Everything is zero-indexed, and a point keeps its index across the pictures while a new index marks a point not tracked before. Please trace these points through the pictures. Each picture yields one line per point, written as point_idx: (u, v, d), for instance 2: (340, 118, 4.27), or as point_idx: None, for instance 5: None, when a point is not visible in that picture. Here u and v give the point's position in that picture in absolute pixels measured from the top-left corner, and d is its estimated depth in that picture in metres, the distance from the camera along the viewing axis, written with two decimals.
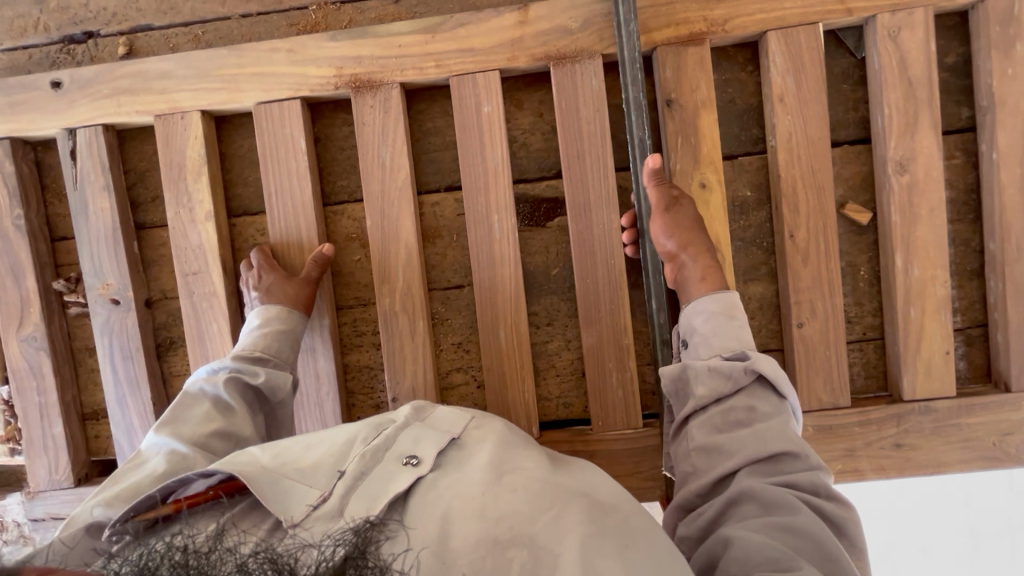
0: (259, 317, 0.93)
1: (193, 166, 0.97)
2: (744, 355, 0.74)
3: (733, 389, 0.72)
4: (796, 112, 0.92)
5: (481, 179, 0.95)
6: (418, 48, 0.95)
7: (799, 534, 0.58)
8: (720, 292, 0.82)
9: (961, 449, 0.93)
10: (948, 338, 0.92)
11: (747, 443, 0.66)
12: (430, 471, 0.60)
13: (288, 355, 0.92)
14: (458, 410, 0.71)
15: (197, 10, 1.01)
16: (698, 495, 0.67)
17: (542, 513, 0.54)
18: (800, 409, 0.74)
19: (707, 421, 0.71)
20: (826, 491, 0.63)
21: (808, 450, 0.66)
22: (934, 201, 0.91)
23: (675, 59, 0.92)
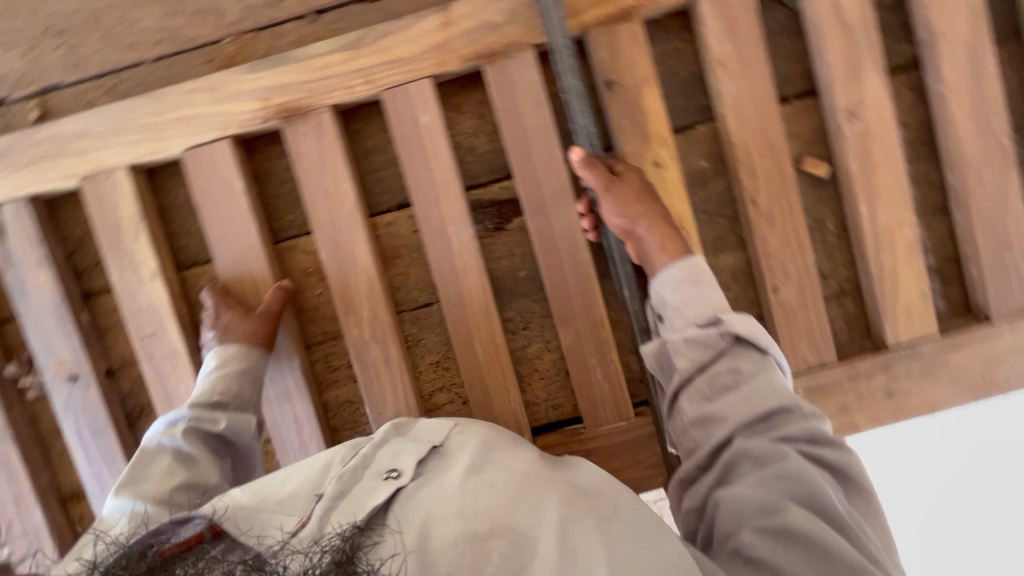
0: (216, 359, 0.89)
1: (129, 224, 0.92)
2: (717, 318, 0.68)
3: (714, 355, 0.67)
4: (739, 74, 0.89)
5: (431, 191, 0.92)
6: (342, 66, 0.91)
7: (797, 482, 0.54)
8: (684, 258, 0.75)
9: (951, 386, 0.93)
10: (922, 278, 0.91)
11: (737, 406, 0.62)
12: (411, 479, 0.58)
13: (250, 395, 0.89)
14: (440, 420, 0.69)
15: (106, 60, 0.96)
16: (698, 468, 0.62)
17: (521, 500, 0.53)
18: (786, 362, 0.69)
19: (694, 392, 0.66)
20: (824, 438, 0.59)
21: (799, 400, 0.61)
22: (889, 144, 0.90)
23: (608, 38, 0.89)
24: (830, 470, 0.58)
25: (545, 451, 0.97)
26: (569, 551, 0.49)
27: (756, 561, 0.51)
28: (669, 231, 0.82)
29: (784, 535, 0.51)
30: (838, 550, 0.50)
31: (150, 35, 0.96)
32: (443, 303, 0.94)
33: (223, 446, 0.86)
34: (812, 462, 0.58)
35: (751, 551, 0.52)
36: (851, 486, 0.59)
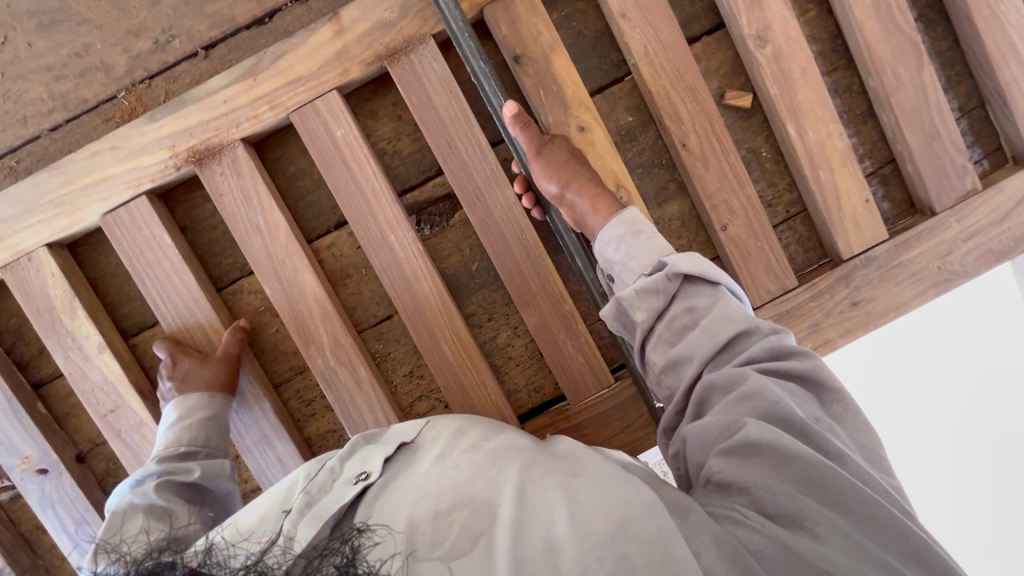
0: (178, 409, 0.87)
1: (61, 303, 0.89)
2: (663, 262, 0.66)
3: (667, 300, 0.64)
4: (643, 23, 0.89)
5: (363, 204, 0.90)
6: (245, 96, 0.88)
7: (756, 399, 0.53)
8: (618, 214, 0.76)
9: (912, 284, 0.94)
10: (862, 185, 0.92)
11: (699, 342, 0.59)
12: (379, 476, 0.59)
13: (219, 441, 0.87)
14: (413, 421, 0.69)
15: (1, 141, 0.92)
16: (677, 413, 0.61)
17: (483, 473, 0.54)
18: (740, 286, 0.66)
19: (658, 341, 0.64)
20: (785, 351, 0.57)
21: (756, 320, 0.59)
22: (803, 61, 0.90)
23: (505, 13, 0.87)
24: (798, 382, 0.56)
25: (535, 436, 0.96)
26: (527, 506, 0.50)
27: (727, 485, 0.51)
28: (603, 191, 0.82)
29: (744, 451, 0.51)
30: (795, 454, 0.49)
31: (41, 105, 0.92)
32: (401, 313, 0.93)
33: (198, 494, 0.81)
34: (776, 376, 0.56)
35: (721, 477, 0.52)
36: (824, 392, 0.56)
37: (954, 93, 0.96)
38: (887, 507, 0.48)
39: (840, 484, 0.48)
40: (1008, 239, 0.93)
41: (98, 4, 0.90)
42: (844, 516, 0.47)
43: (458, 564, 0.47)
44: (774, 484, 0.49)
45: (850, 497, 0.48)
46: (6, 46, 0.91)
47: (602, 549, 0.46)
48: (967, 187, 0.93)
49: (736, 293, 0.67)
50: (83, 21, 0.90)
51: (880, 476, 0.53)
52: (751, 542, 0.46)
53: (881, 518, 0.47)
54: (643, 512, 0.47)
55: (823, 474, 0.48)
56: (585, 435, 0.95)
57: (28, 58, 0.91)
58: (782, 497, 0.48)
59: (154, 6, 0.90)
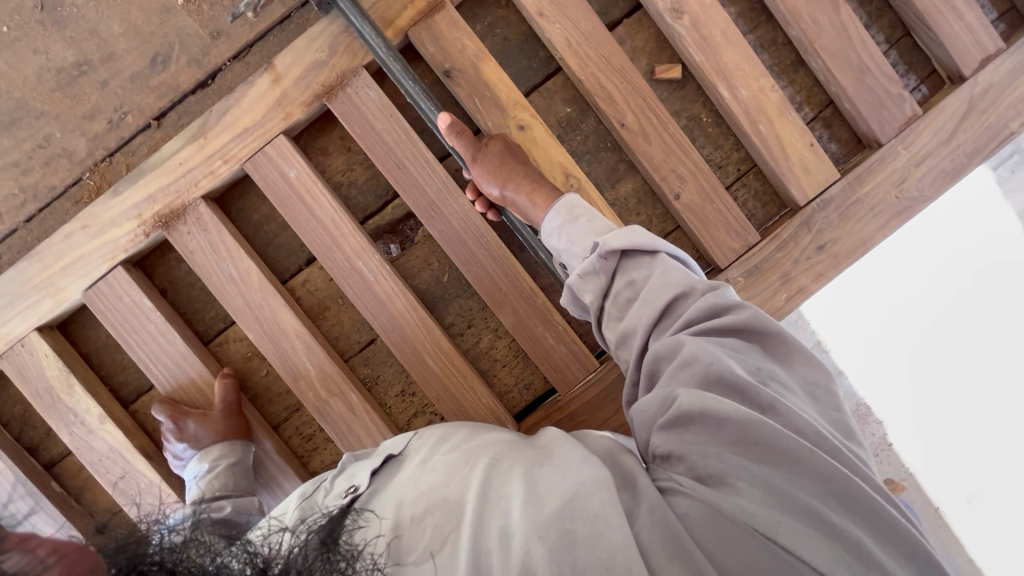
0: (202, 462, 0.89)
1: (59, 382, 0.92)
2: (596, 243, 0.68)
3: (610, 278, 0.66)
4: (561, 17, 0.92)
5: (327, 237, 0.93)
6: (199, 156, 0.92)
7: (691, 363, 0.54)
8: (558, 202, 0.78)
9: (874, 218, 0.94)
10: (803, 131, 0.94)
11: (639, 313, 0.61)
12: (366, 486, 0.59)
13: (248, 484, 0.89)
14: (404, 435, 0.70)
15: None
16: (634, 386, 0.63)
17: (455, 474, 0.55)
18: (682, 251, 0.67)
19: (609, 319, 0.66)
20: (720, 307, 0.58)
21: (693, 281, 0.60)
22: (722, 24, 0.92)
23: (429, 32, 0.91)
24: (736, 338, 0.57)
25: (533, 432, 0.97)
26: (491, 498, 0.51)
27: (668, 456, 0.52)
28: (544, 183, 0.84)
29: (681, 421, 0.52)
30: (727, 416, 0.50)
31: (13, 200, 0.96)
32: (381, 335, 0.95)
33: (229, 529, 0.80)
34: (715, 334, 0.57)
35: (663, 450, 0.53)
36: (762, 340, 0.57)
37: (879, 27, 0.98)
38: (815, 453, 0.48)
39: (771, 439, 0.49)
40: (959, 157, 0.94)
41: (53, 96, 0.96)
42: (775, 468, 0.48)
43: (428, 563, 0.48)
44: (708, 449, 0.50)
45: (781, 450, 0.48)
46: None
47: (546, 528, 0.47)
48: (908, 115, 0.94)
49: (680, 258, 0.67)
50: (41, 114, 0.96)
51: (820, 416, 0.53)
52: (682, 508, 0.48)
53: (811, 465, 0.48)
54: (593, 490, 0.49)
55: (755, 431, 0.49)
56: (581, 422, 0.95)
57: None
58: (715, 460, 0.49)
59: (104, 88, 0.96)
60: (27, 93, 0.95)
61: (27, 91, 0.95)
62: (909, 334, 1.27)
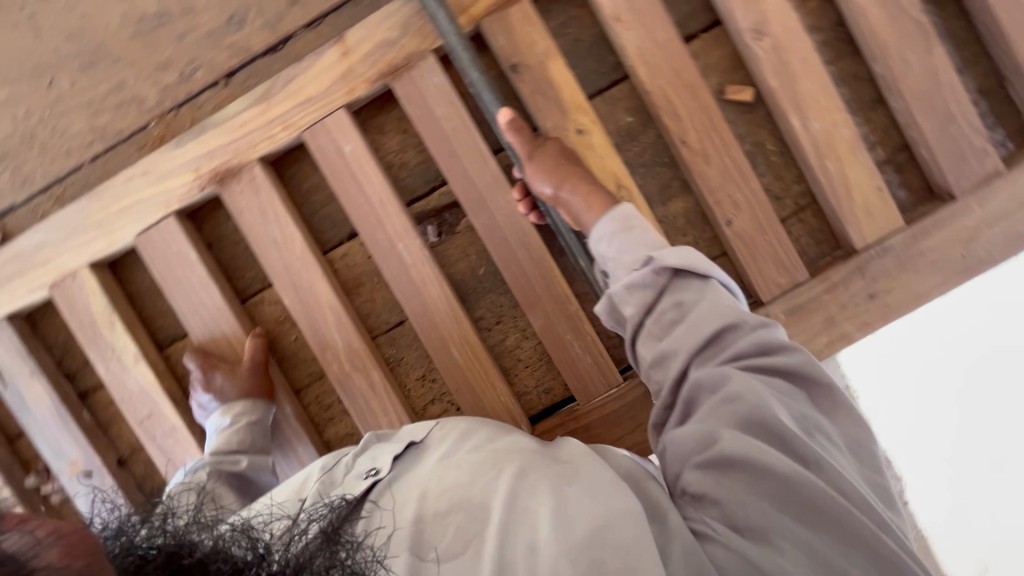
0: (224, 416, 0.91)
1: (102, 318, 0.96)
2: (649, 257, 0.67)
3: (656, 295, 0.65)
4: (637, 24, 0.90)
5: (372, 215, 0.94)
6: (260, 119, 0.94)
7: (737, 400, 0.54)
8: (612, 210, 0.76)
9: (934, 273, 0.90)
10: (872, 173, 0.90)
11: (685, 337, 0.60)
12: (388, 471, 0.60)
13: (264, 442, 0.91)
14: (425, 422, 0.70)
15: (48, 171, 1.00)
16: (666, 409, 0.61)
17: (481, 474, 0.55)
18: (732, 280, 0.67)
19: (647, 336, 0.65)
20: (771, 345, 0.57)
21: (744, 313, 0.60)
22: (803, 52, 0.89)
23: (502, 24, 0.90)
24: (784, 381, 0.56)
25: (546, 437, 0.97)
26: (516, 510, 0.51)
27: (701, 497, 0.52)
28: (599, 189, 0.83)
29: (721, 463, 0.51)
30: (775, 469, 0.49)
31: (83, 138, 1.00)
32: (411, 319, 0.96)
33: (243, 484, 0.87)
34: (762, 373, 0.56)
35: (698, 489, 0.52)
36: (811, 386, 0.56)
37: (971, 74, 0.93)
38: (858, 518, 0.48)
39: (816, 498, 0.48)
40: None
41: (132, 43, 0.98)
42: (814, 528, 0.48)
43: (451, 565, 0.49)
44: (747, 497, 0.49)
45: (823, 509, 0.48)
46: (52, 87, 1.00)
47: (578, 552, 0.47)
48: (989, 170, 0.89)
49: (727, 286, 0.67)
50: (119, 60, 0.99)
51: (861, 477, 0.53)
52: (717, 555, 0.48)
53: (853, 529, 0.48)
54: (624, 520, 0.49)
55: (801, 487, 0.48)
56: (596, 434, 0.95)
57: (70, 96, 1.00)
58: (754, 511, 0.49)
59: (180, 41, 0.98)
60: (108, 37, 0.98)
61: (108, 36, 0.98)
62: (947, 389, 1.20)
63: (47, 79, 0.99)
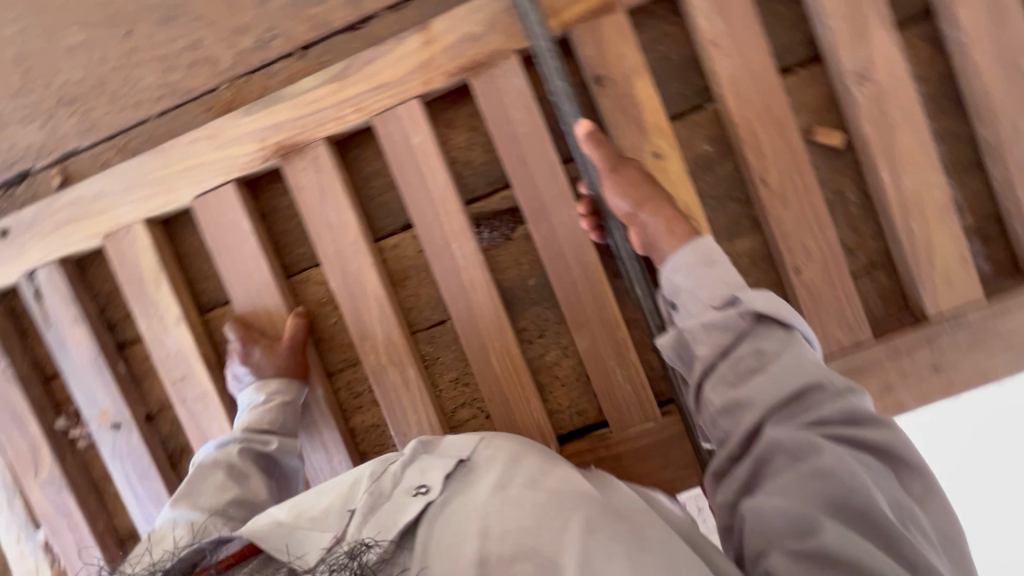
0: (259, 392, 0.90)
1: (150, 275, 0.96)
2: (736, 297, 0.66)
3: (735, 338, 0.64)
4: (733, 51, 0.85)
5: (431, 212, 0.92)
6: (332, 98, 0.92)
7: (830, 476, 0.52)
8: (691, 241, 0.74)
9: (1006, 354, 0.85)
10: (959, 240, 0.85)
11: (765, 389, 0.59)
12: (439, 492, 0.63)
13: (294, 424, 0.91)
14: (467, 436, 0.74)
15: (115, 121, 1.00)
16: (732, 459, 0.59)
17: (547, 521, 0.55)
18: (811, 333, 0.66)
19: (718, 379, 0.63)
20: (862, 416, 0.56)
21: (832, 375, 0.58)
22: (905, 103, 0.84)
23: (592, 33, 0.87)
24: (875, 459, 0.54)
25: (573, 459, 0.95)
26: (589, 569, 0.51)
27: None
28: (678, 213, 0.80)
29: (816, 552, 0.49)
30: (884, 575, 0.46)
31: (153, 92, 0.99)
32: (455, 321, 0.94)
33: (271, 465, 0.87)
34: (851, 446, 0.55)
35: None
36: (900, 465, 0.55)
37: None
38: None
39: None
40: None
41: (213, 3, 0.97)
42: None
43: None
44: None
45: None
46: (129, 37, 0.99)
47: None
48: None
49: (806, 339, 0.66)
50: (198, 18, 0.97)
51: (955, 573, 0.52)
52: None
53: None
54: None
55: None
56: (625, 465, 0.93)
57: (146, 48, 0.99)
58: None
59: (261, 7, 0.96)
60: None
61: None
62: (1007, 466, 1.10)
63: (125, 28, 0.98)
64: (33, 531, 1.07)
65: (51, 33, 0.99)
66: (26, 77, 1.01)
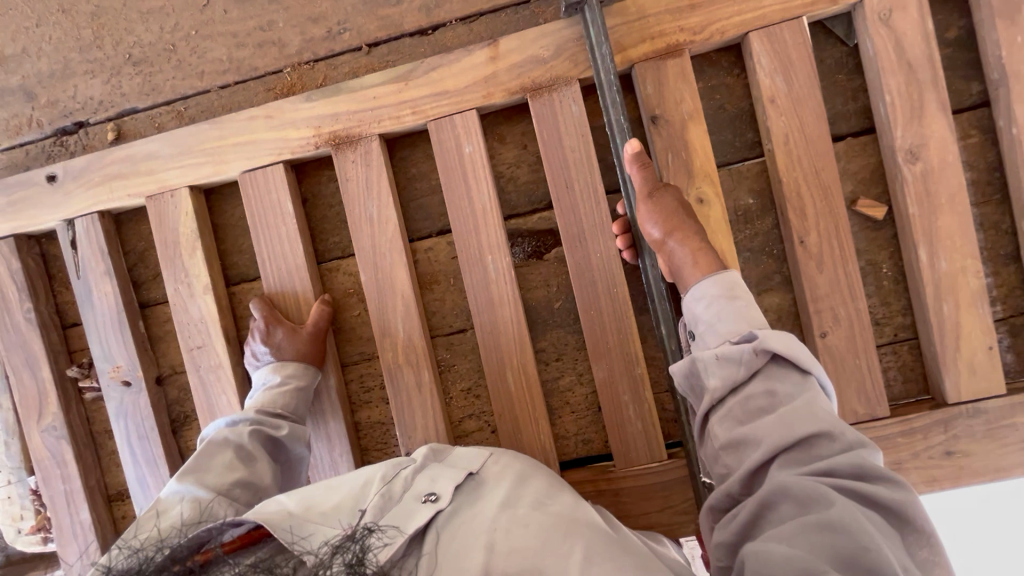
0: (275, 372, 0.91)
1: (186, 241, 0.97)
2: (753, 334, 0.66)
3: (747, 375, 0.64)
4: (790, 111, 0.87)
5: (470, 222, 0.93)
6: (393, 97, 0.93)
7: (838, 530, 0.48)
8: (718, 273, 0.76)
9: (1020, 450, 0.85)
10: (988, 330, 0.85)
11: (771, 430, 0.58)
12: (448, 502, 0.66)
13: (304, 411, 0.92)
14: (474, 450, 0.79)
15: (177, 87, 1.02)
16: (730, 495, 0.58)
17: (553, 547, 0.60)
18: (829, 383, 0.65)
19: (726, 415, 0.64)
20: (873, 471, 0.53)
21: (843, 426, 0.57)
22: (953, 187, 0.84)
23: (655, 73, 0.88)
24: (882, 519, 0.51)
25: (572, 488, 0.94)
26: None
27: None
28: (706, 246, 0.80)
29: None
30: None
31: (219, 65, 1.02)
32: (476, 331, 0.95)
33: (277, 450, 0.87)
34: (859, 500, 0.52)
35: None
36: (907, 530, 0.52)
37: None
38: None
39: None
40: None
41: None
42: None
43: None
44: None
45: None
46: (204, 9, 1.01)
47: None
48: None
49: (823, 387, 0.66)
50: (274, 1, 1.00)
51: None
52: None
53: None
54: None
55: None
56: (623, 502, 0.93)
57: (219, 23, 1.01)
58: None
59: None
60: None
61: None
62: None
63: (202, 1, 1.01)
64: (26, 475, 1.07)
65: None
66: (98, 33, 1.03)
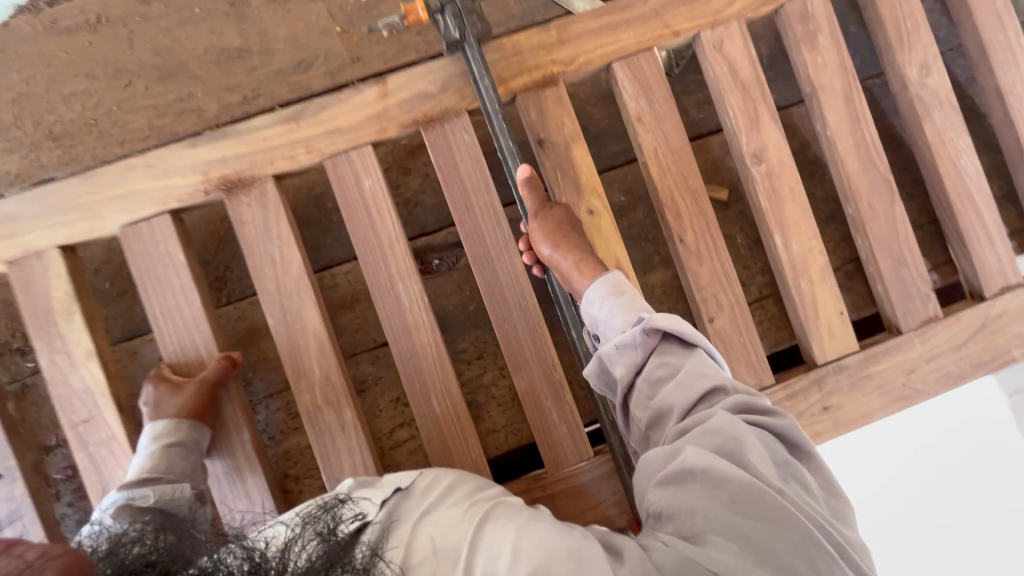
0: (149, 442, 0.85)
1: (61, 306, 0.89)
2: (640, 318, 0.75)
3: (645, 355, 0.74)
4: (655, 128, 0.98)
5: (377, 253, 0.93)
6: (285, 137, 0.93)
7: (711, 427, 0.64)
8: (604, 275, 0.84)
9: (879, 397, 1.00)
10: (838, 300, 1.00)
11: (676, 396, 0.69)
12: (376, 514, 0.69)
13: (186, 467, 0.84)
14: (404, 473, 0.80)
15: (99, 157, 0.99)
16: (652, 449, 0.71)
17: (452, 521, 0.66)
18: (715, 350, 0.75)
19: (638, 397, 0.73)
20: (757, 409, 0.67)
21: (731, 381, 0.69)
22: (792, 182, 1.00)
23: (536, 102, 0.97)
24: (766, 433, 0.65)
25: None
26: (482, 547, 0.62)
27: (661, 514, 0.61)
28: (589, 255, 0.87)
29: (681, 474, 0.61)
30: (730, 480, 0.59)
31: (139, 134, 0.99)
32: (396, 360, 0.95)
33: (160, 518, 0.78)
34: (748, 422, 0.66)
35: (658, 505, 0.62)
36: (788, 443, 0.67)
37: None
38: (806, 526, 0.57)
39: (764, 501, 0.57)
40: (963, 364, 1.02)
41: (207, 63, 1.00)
42: (759, 526, 0.56)
43: None
44: (704, 504, 0.58)
45: (769, 511, 0.57)
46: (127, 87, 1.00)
47: None
48: (929, 314, 1.01)
49: (711, 355, 0.75)
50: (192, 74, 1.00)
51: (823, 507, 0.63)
52: (663, 560, 0.57)
53: (799, 537, 0.56)
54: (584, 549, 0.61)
55: (753, 496, 0.58)
56: (559, 505, 0.95)
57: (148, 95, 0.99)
58: (704, 514, 0.58)
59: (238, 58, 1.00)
60: (194, 57, 1.00)
61: (190, 57, 1.00)
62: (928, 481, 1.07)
63: (124, 81, 1.00)
64: None
65: (34, 68, 1.01)
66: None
